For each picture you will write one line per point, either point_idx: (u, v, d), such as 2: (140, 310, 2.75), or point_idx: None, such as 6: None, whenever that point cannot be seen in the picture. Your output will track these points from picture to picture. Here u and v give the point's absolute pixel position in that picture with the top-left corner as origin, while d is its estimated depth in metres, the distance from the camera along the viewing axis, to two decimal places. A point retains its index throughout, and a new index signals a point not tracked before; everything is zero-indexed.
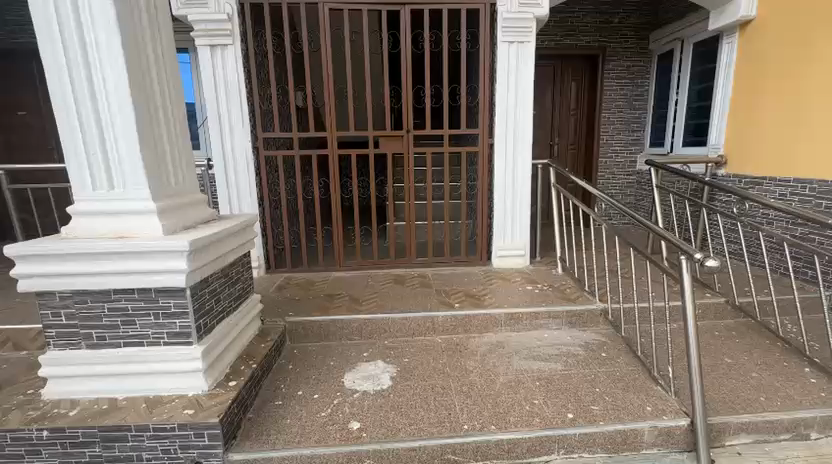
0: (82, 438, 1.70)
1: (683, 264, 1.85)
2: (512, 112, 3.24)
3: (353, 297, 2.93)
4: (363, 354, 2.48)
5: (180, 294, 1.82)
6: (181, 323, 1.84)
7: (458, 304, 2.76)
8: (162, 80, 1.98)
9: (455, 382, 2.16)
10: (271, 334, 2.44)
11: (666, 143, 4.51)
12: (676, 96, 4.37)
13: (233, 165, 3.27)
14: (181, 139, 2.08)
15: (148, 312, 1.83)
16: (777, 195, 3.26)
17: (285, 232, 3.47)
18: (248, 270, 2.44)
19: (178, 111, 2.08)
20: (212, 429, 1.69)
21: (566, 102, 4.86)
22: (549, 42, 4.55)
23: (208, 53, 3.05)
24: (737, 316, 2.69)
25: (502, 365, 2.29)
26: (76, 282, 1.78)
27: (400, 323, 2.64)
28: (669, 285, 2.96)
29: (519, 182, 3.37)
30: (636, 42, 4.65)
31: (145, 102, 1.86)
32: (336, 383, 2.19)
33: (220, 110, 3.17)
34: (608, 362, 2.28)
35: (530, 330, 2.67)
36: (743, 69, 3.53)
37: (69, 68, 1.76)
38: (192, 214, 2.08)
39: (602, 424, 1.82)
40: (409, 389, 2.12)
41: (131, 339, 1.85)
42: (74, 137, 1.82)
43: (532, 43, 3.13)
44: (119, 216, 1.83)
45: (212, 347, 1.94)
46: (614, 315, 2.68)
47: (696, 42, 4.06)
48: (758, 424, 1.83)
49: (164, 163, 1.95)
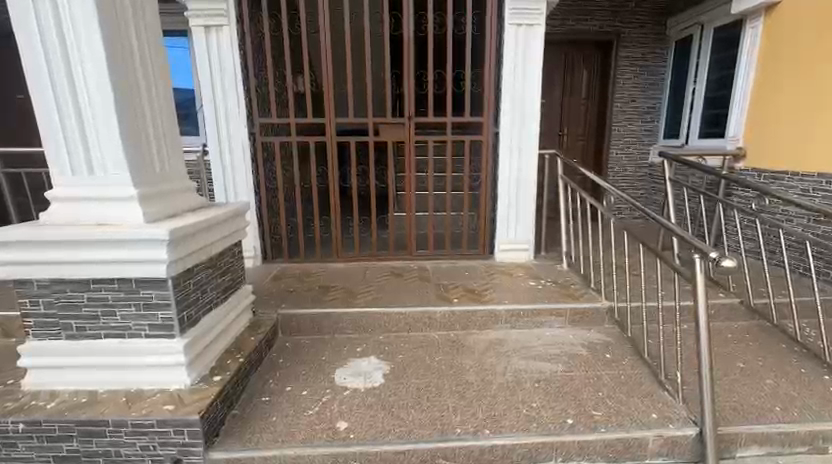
0: (59, 431, 1.64)
1: (697, 263, 1.72)
2: (517, 100, 3.09)
3: (349, 290, 2.83)
4: (355, 350, 2.38)
5: (161, 285, 1.73)
6: (163, 315, 1.76)
7: (457, 300, 2.65)
8: (148, 66, 1.88)
9: (451, 381, 2.06)
10: (262, 326, 2.36)
11: (681, 134, 4.31)
12: (694, 85, 4.16)
13: (229, 152, 3.18)
14: (168, 127, 1.99)
15: (129, 303, 1.75)
16: (799, 190, 3.03)
17: (282, 223, 3.38)
18: (239, 260, 2.36)
19: (164, 95, 1.98)
20: (192, 426, 1.62)
21: (578, 90, 4.65)
22: (561, 27, 4.36)
23: (203, 34, 2.94)
24: (751, 318, 2.55)
25: (501, 364, 2.19)
26: (54, 270, 1.71)
27: (396, 318, 2.54)
28: (680, 285, 2.80)
29: (524, 173, 3.22)
30: (653, 28, 4.43)
31: (127, 88, 1.76)
32: (327, 379, 2.11)
33: (216, 94, 3.06)
34: (612, 364, 2.16)
35: (531, 328, 2.56)
36: (762, 60, 3.35)
37: (44, 47, 1.66)
38: (177, 201, 1.99)
39: (604, 431, 1.72)
40: (401, 388, 2.02)
41: (112, 330, 1.78)
42: (52, 118, 1.74)
43: (542, 25, 2.96)
44: (99, 202, 1.75)
45: (196, 340, 1.86)
46: (620, 313, 2.56)
47: (717, 27, 3.83)
48: (771, 435, 1.72)
49: (148, 150, 1.86)
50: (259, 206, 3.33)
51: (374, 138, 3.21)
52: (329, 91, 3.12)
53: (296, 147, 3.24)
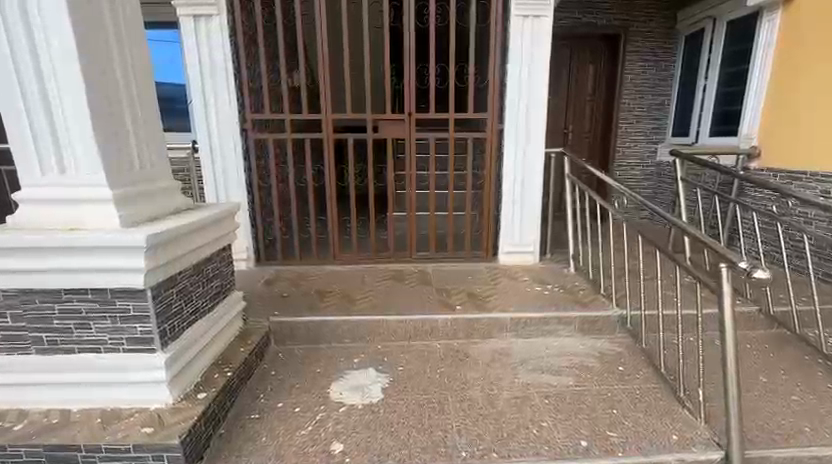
0: (25, 457, 1.49)
1: (724, 273, 1.57)
2: (523, 96, 2.94)
3: (346, 296, 2.69)
4: (353, 361, 2.24)
5: (139, 295, 1.58)
6: (141, 328, 1.62)
7: (459, 306, 2.50)
8: (126, 57, 1.72)
9: (454, 397, 1.92)
10: (253, 336, 2.22)
11: (691, 132, 4.17)
12: (705, 81, 4.01)
13: (220, 149, 3.02)
14: (149, 125, 1.84)
15: (105, 316, 1.61)
16: (819, 192, 2.88)
17: (277, 223, 3.23)
18: (228, 265, 2.21)
19: (145, 88, 1.82)
20: (173, 451, 1.48)
21: (584, 86, 4.49)
22: (567, 20, 4.20)
23: (192, 25, 2.78)
24: (770, 327, 2.41)
25: (507, 378, 2.05)
26: (21, 279, 1.55)
27: (395, 326, 2.39)
28: (694, 290, 2.67)
29: (530, 172, 3.08)
30: (662, 22, 4.27)
31: (102, 82, 1.61)
32: (322, 394, 1.97)
33: (206, 88, 2.90)
34: (626, 378, 2.02)
35: (538, 337, 2.42)
36: (780, 55, 3.18)
37: (8, 34, 1.50)
38: (159, 203, 1.84)
39: (621, 455, 1.58)
40: (401, 404, 1.89)
41: (86, 344, 1.63)
42: (19, 113, 1.58)
43: (549, 17, 2.80)
44: (71, 204, 1.60)
45: (180, 354, 1.72)
46: (633, 322, 2.42)
47: (731, 20, 3.68)
48: (803, 460, 1.58)
49: (126, 146, 1.71)
50: (253, 206, 3.18)
51: (372, 135, 3.04)
52: (326, 85, 2.96)
53: (290, 143, 3.08)
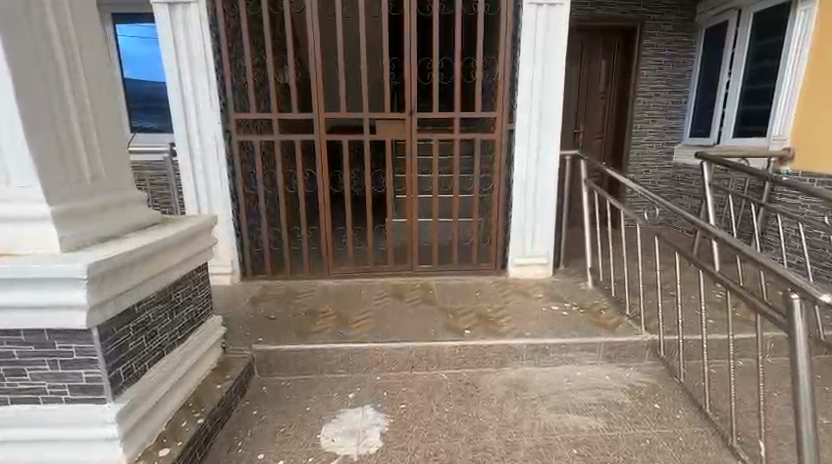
0: None
1: (796, 305, 1.27)
2: (536, 95, 2.66)
3: (341, 317, 2.40)
4: (347, 396, 1.96)
5: (83, 336, 1.29)
6: (87, 374, 1.32)
7: (468, 331, 2.22)
8: (74, 54, 1.43)
9: (465, 444, 1.65)
10: (232, 369, 1.93)
11: (712, 133, 3.91)
12: (727, 78, 3.74)
13: (202, 153, 2.73)
14: (103, 130, 1.55)
15: (42, 360, 1.31)
16: None
17: (264, 233, 2.95)
18: (204, 287, 1.92)
19: (96, 84, 1.52)
20: None
21: (596, 84, 4.22)
22: (580, 12, 3.91)
23: (168, 15, 2.49)
24: (818, 353, 2.14)
25: (527, 419, 1.77)
26: None
27: (395, 355, 2.10)
28: (728, 309, 2.39)
29: (543, 177, 2.80)
30: (679, 14, 4.00)
31: (42, 87, 1.31)
32: (311, 441, 1.68)
33: (184, 84, 2.61)
34: (664, 420, 1.75)
35: (558, 365, 2.13)
36: (817, 49, 2.90)
37: None
38: (116, 219, 1.55)
39: None
40: (404, 455, 1.61)
41: (22, 394, 1.34)
42: None
43: (565, 5, 2.52)
44: (4, 222, 1.31)
45: (138, 402, 1.43)
46: (665, 348, 2.14)
47: (758, 12, 3.41)
48: None
49: (75, 156, 1.42)
50: (238, 214, 2.89)
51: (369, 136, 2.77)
52: (318, 81, 2.68)
53: (278, 146, 2.79)
